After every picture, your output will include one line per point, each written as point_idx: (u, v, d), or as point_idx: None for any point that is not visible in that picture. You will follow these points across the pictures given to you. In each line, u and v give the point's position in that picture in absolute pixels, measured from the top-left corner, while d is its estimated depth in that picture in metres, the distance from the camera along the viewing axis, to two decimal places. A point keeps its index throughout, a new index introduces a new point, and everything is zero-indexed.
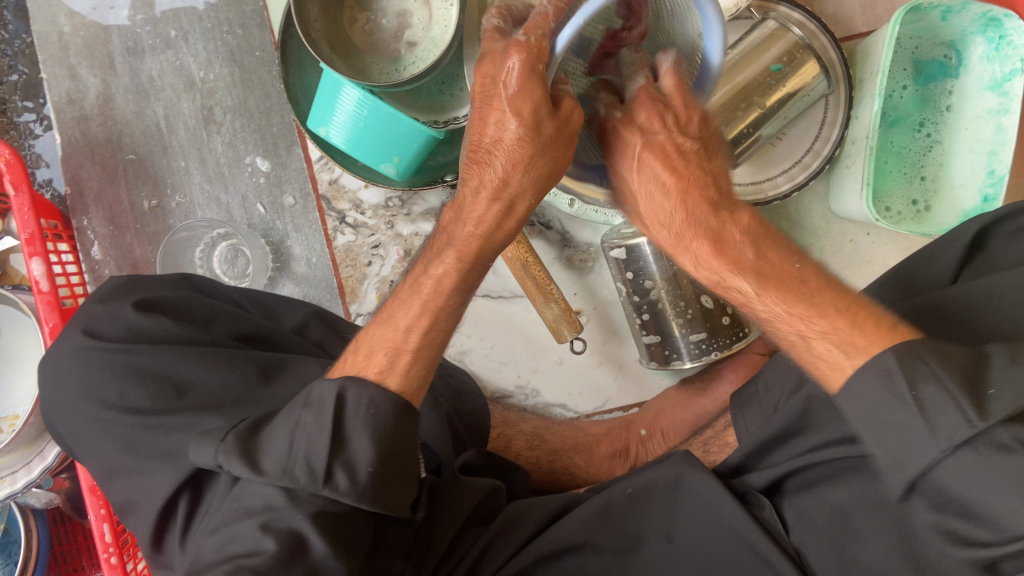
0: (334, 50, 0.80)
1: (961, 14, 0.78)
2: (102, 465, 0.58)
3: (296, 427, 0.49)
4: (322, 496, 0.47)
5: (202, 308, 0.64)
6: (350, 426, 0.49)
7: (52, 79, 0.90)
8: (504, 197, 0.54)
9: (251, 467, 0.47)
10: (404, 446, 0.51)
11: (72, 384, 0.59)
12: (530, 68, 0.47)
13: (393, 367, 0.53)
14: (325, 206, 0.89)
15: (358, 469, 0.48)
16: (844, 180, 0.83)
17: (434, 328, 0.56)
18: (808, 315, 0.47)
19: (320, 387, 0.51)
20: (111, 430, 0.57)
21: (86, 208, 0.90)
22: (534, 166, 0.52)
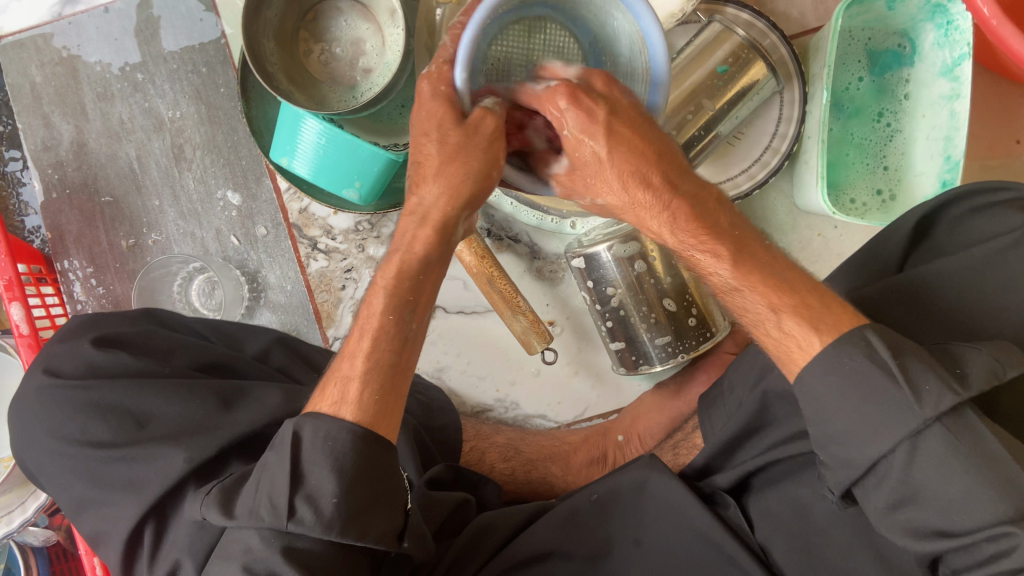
0: (292, 82, 0.83)
1: (906, 2, 0.78)
2: (70, 498, 0.60)
3: (262, 471, 0.51)
4: (289, 532, 0.49)
5: (162, 341, 0.66)
6: (308, 462, 0.50)
7: (28, 128, 0.93)
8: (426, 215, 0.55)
9: (226, 514, 0.51)
10: (378, 476, 0.52)
11: (37, 423, 0.62)
12: (435, 90, 0.52)
13: (346, 399, 0.54)
14: (297, 234, 0.91)
15: (321, 502, 0.49)
16: (804, 175, 0.83)
17: (373, 351, 0.55)
18: (776, 291, 0.52)
19: (283, 427, 0.53)
20: (77, 463, 0.59)
21: (67, 251, 0.93)
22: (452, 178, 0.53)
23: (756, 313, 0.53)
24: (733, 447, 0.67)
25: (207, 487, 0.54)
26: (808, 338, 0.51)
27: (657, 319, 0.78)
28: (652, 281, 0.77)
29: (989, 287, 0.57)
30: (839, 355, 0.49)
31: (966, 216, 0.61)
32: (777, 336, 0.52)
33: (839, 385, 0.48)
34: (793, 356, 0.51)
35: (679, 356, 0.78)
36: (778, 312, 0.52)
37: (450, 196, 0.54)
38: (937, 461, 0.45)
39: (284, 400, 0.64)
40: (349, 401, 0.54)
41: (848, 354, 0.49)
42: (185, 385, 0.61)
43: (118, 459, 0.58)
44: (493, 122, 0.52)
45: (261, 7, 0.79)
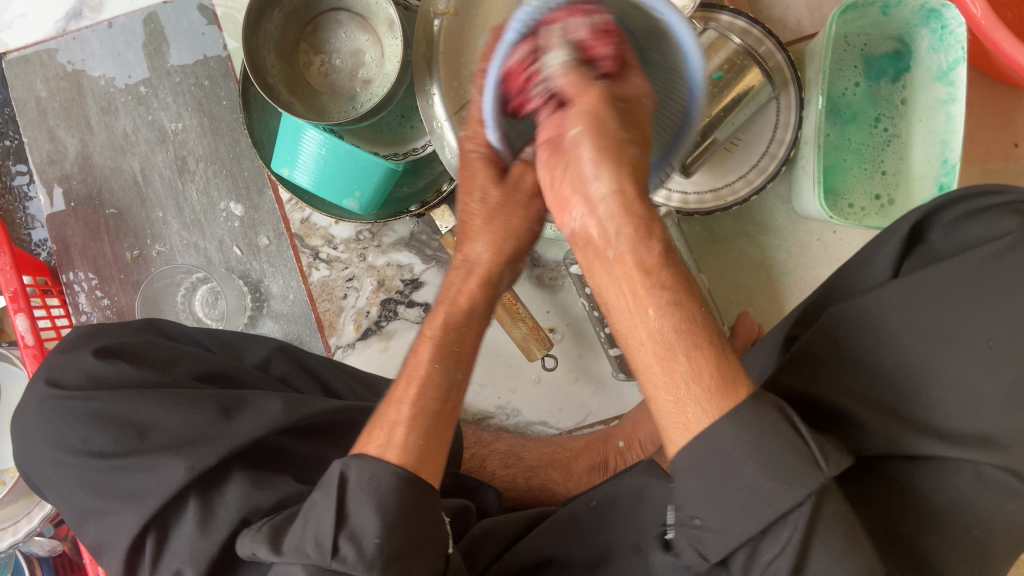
0: (293, 93, 0.84)
1: (900, 7, 0.79)
2: (73, 507, 0.61)
3: (311, 510, 0.51)
4: (332, 570, 0.49)
5: (164, 351, 0.66)
6: (352, 502, 0.50)
7: (34, 142, 0.94)
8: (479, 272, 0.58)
9: (274, 550, 0.51)
10: (422, 518, 0.51)
11: (40, 433, 0.62)
12: (472, 153, 0.55)
13: (392, 442, 0.53)
14: (299, 244, 0.92)
15: (362, 540, 0.49)
16: (802, 180, 0.84)
17: (422, 395, 0.55)
18: (680, 350, 0.43)
19: (332, 468, 0.53)
20: (80, 474, 0.60)
21: (72, 263, 0.94)
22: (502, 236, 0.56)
23: (654, 355, 0.44)
24: None
25: (257, 523, 0.55)
26: (690, 403, 0.42)
27: None
28: None
29: (928, 317, 0.55)
30: (757, 410, 0.42)
31: (961, 220, 0.60)
32: (662, 398, 0.44)
33: (728, 457, 0.42)
34: (674, 432, 0.44)
35: None
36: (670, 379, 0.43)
37: (495, 250, 0.57)
38: (835, 549, 0.42)
39: (285, 407, 0.65)
40: (397, 443, 0.53)
41: (764, 414, 0.42)
42: (186, 395, 0.62)
43: (121, 469, 0.59)
44: (532, 179, 0.56)
45: (261, 19, 0.80)
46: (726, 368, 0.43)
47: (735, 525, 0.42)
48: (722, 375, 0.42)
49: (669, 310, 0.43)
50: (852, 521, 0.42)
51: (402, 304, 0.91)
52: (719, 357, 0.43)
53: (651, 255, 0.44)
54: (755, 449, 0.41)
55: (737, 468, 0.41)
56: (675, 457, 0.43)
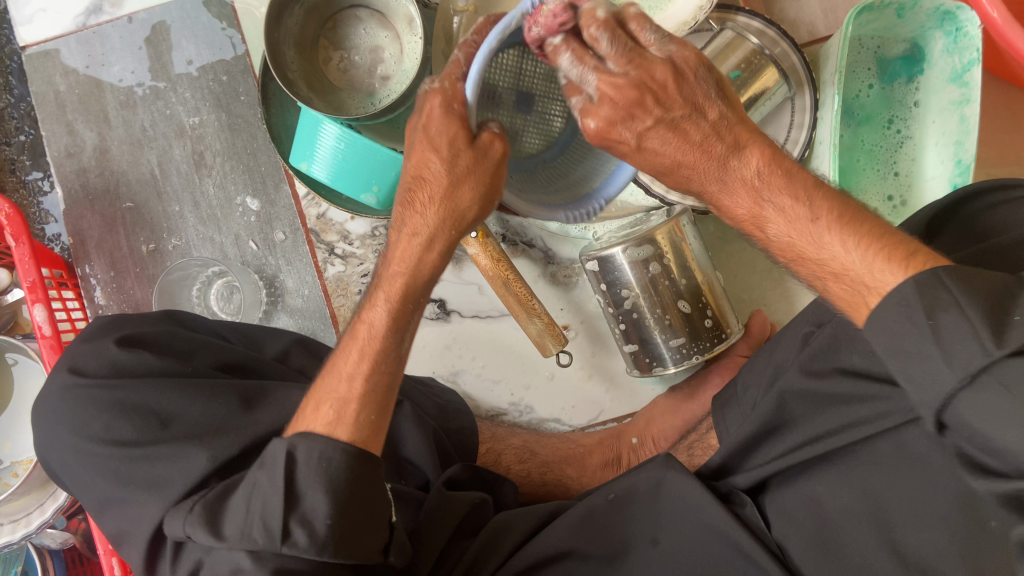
0: (312, 89, 0.84)
1: (915, 10, 0.79)
2: (94, 496, 0.61)
3: (253, 490, 0.51)
4: (282, 554, 0.50)
5: (185, 342, 0.66)
6: (302, 482, 0.51)
7: (51, 135, 0.95)
8: (425, 232, 0.56)
9: (213, 533, 0.51)
10: (365, 494, 0.53)
11: (61, 420, 0.62)
12: (447, 108, 0.51)
13: (342, 418, 0.55)
14: (314, 239, 0.92)
15: (314, 522, 0.50)
16: (816, 181, 0.85)
17: (375, 371, 0.57)
18: (850, 243, 0.47)
19: (273, 446, 0.53)
20: (101, 462, 0.60)
21: (88, 256, 0.94)
22: (455, 201, 0.54)
23: (810, 266, 0.50)
24: (750, 447, 0.66)
25: (190, 504, 0.53)
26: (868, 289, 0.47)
27: (671, 321, 0.78)
28: (666, 283, 0.78)
29: None
30: (898, 305, 0.44)
31: (982, 214, 0.60)
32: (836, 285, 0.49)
33: (895, 326, 0.44)
34: (864, 299, 0.47)
35: (693, 358, 0.79)
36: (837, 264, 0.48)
37: (450, 218, 0.55)
38: (989, 414, 0.40)
39: (305, 399, 0.65)
40: (352, 418, 0.56)
41: (921, 291, 0.43)
42: (207, 386, 0.62)
43: (142, 458, 0.59)
44: (501, 147, 0.52)
45: (282, 15, 0.81)
46: (887, 245, 0.47)
47: (1010, 434, 0.39)
48: (873, 264, 0.46)
49: (806, 219, 0.49)
50: (1018, 397, 0.38)
51: None
52: (879, 240, 0.47)
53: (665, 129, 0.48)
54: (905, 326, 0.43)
55: (902, 332, 0.43)
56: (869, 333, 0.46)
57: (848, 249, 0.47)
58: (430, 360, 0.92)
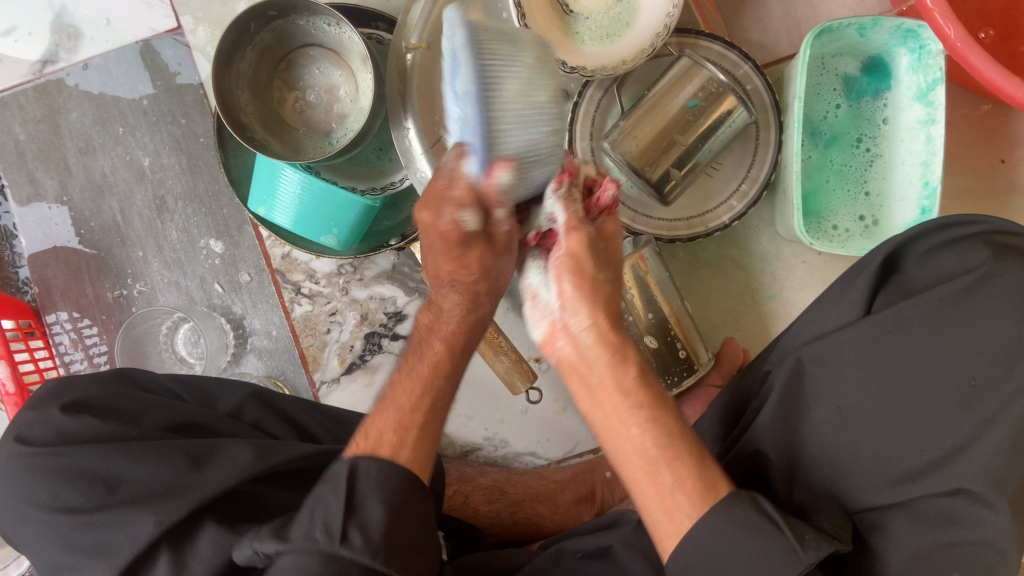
0: (268, 131, 0.84)
1: (876, 29, 0.77)
2: (45, 563, 0.60)
3: (316, 507, 0.50)
4: (337, 557, 0.48)
5: (133, 403, 0.65)
6: (363, 496, 0.51)
7: (13, 184, 0.94)
8: (467, 304, 0.63)
9: (278, 539, 0.48)
10: (415, 528, 0.52)
11: (9, 490, 0.61)
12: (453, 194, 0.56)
13: (403, 442, 0.56)
14: (280, 279, 0.91)
15: (370, 529, 0.49)
16: (783, 205, 0.83)
17: (431, 408, 0.59)
18: (631, 411, 0.50)
19: (336, 464, 0.54)
20: (49, 531, 0.58)
21: (55, 306, 0.94)
22: (464, 280, 0.61)
23: (633, 452, 0.49)
24: None
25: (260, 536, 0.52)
26: (678, 511, 0.47)
27: (638, 355, 0.77)
28: (632, 318, 0.77)
29: (907, 355, 0.55)
30: (732, 506, 0.47)
31: (933, 250, 0.59)
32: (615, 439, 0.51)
33: (721, 534, 0.46)
34: (658, 515, 0.48)
35: (661, 394, 0.78)
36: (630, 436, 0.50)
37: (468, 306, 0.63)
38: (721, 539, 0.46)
39: (256, 455, 0.64)
40: (406, 444, 0.56)
41: (737, 511, 0.47)
42: (154, 447, 0.61)
43: (90, 524, 0.57)
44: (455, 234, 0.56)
45: (233, 59, 0.80)
46: (706, 476, 0.48)
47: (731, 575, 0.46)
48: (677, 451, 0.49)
49: (649, 425, 0.50)
50: None
51: (385, 337, 0.91)
52: (699, 468, 0.48)
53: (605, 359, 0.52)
54: (731, 543, 0.46)
55: (720, 554, 0.46)
56: (669, 559, 0.48)
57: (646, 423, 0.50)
58: None
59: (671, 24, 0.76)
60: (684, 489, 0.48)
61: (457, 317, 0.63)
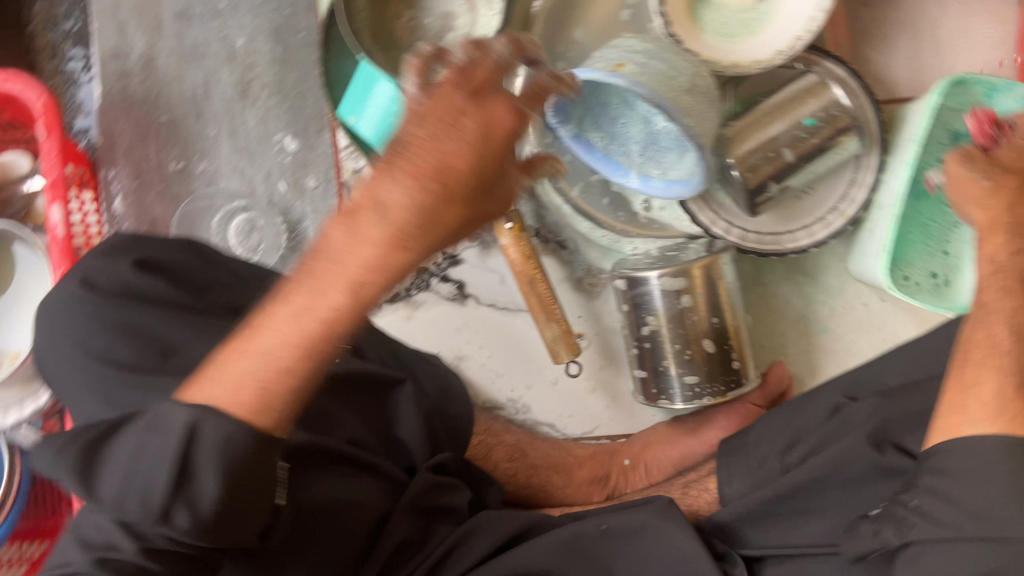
0: (375, 40, 0.80)
1: (1007, 95, 0.78)
2: (80, 414, 0.58)
3: (140, 446, 0.44)
4: (159, 528, 0.44)
5: (200, 276, 0.64)
6: (200, 463, 0.43)
7: (101, 31, 0.91)
8: (402, 216, 0.43)
9: (88, 490, 0.44)
10: (259, 495, 0.45)
11: (64, 332, 0.59)
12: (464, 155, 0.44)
13: (282, 366, 0.44)
14: (346, 192, 0.89)
15: (200, 504, 0.44)
16: (867, 245, 0.82)
17: (324, 339, 0.45)
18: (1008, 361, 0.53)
19: (171, 411, 0.43)
20: (95, 382, 0.57)
21: (115, 162, 0.91)
22: (431, 177, 0.43)
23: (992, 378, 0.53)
24: (760, 512, 0.64)
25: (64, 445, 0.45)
26: (970, 419, 0.51)
27: (692, 356, 0.76)
28: (695, 318, 0.76)
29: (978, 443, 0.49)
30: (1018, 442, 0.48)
31: None
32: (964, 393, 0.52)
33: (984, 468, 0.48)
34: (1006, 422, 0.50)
35: (703, 400, 0.77)
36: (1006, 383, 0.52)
37: (415, 189, 0.43)
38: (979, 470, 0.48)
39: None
40: (264, 378, 0.44)
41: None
42: (216, 326, 0.60)
43: (137, 385, 0.56)
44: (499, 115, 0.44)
45: None
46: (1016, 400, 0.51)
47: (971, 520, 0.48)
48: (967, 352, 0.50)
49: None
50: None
51: (435, 278, 0.91)
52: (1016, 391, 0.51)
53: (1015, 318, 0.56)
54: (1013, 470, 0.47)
55: (990, 476, 0.48)
56: (943, 456, 0.50)
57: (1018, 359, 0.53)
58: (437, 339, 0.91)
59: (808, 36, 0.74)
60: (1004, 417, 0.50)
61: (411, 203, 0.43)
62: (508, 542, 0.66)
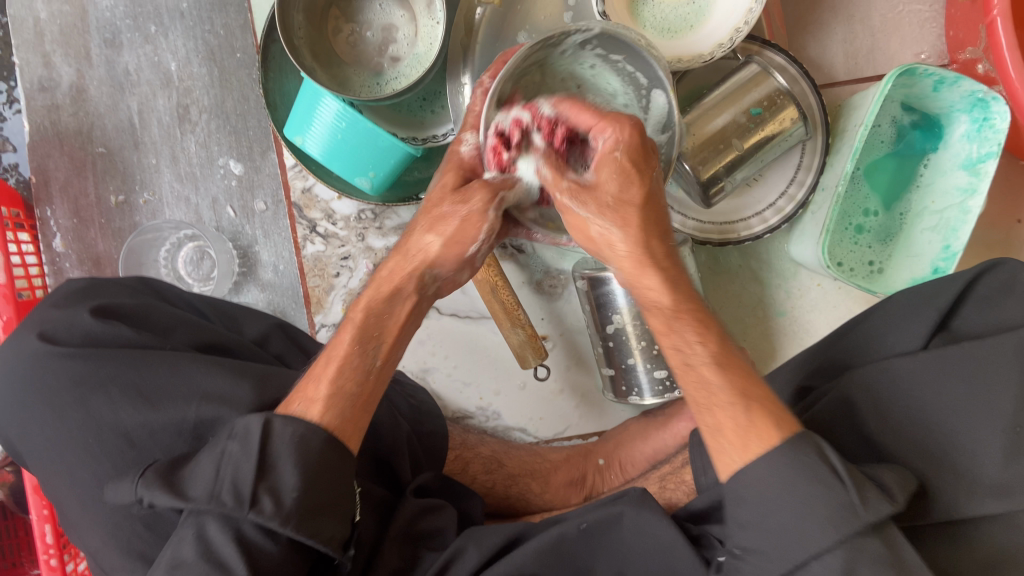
0: (316, 60, 0.79)
1: (952, 89, 0.78)
2: (60, 480, 0.57)
3: None
4: None
5: (162, 317, 0.62)
6: None
7: (25, 65, 0.88)
8: (373, 331, 0.56)
9: None
10: None
11: (31, 394, 0.58)
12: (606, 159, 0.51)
13: (335, 404, 0.53)
14: (296, 214, 0.88)
15: None
16: (809, 227, 0.84)
17: (367, 399, 0.55)
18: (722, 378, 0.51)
19: None
20: (73, 442, 0.56)
21: (50, 201, 0.88)
22: (424, 249, 0.55)
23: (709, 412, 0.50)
24: None
25: None
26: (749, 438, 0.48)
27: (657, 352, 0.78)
28: None
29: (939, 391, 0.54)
30: (790, 456, 0.47)
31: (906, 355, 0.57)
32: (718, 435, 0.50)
33: (776, 482, 0.46)
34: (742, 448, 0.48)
35: (673, 392, 0.78)
36: (728, 415, 0.49)
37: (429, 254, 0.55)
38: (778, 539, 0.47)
39: (253, 394, 0.56)
40: (313, 401, 0.53)
41: (802, 456, 0.47)
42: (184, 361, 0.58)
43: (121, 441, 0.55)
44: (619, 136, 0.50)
45: None
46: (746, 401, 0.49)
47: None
48: (743, 424, 0.49)
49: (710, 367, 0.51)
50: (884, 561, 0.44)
51: None
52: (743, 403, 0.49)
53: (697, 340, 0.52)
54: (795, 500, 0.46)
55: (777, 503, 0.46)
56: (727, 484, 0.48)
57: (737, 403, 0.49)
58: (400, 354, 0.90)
59: (738, 39, 0.76)
60: (753, 438, 0.48)
61: (398, 309, 0.56)
62: (492, 559, 0.63)
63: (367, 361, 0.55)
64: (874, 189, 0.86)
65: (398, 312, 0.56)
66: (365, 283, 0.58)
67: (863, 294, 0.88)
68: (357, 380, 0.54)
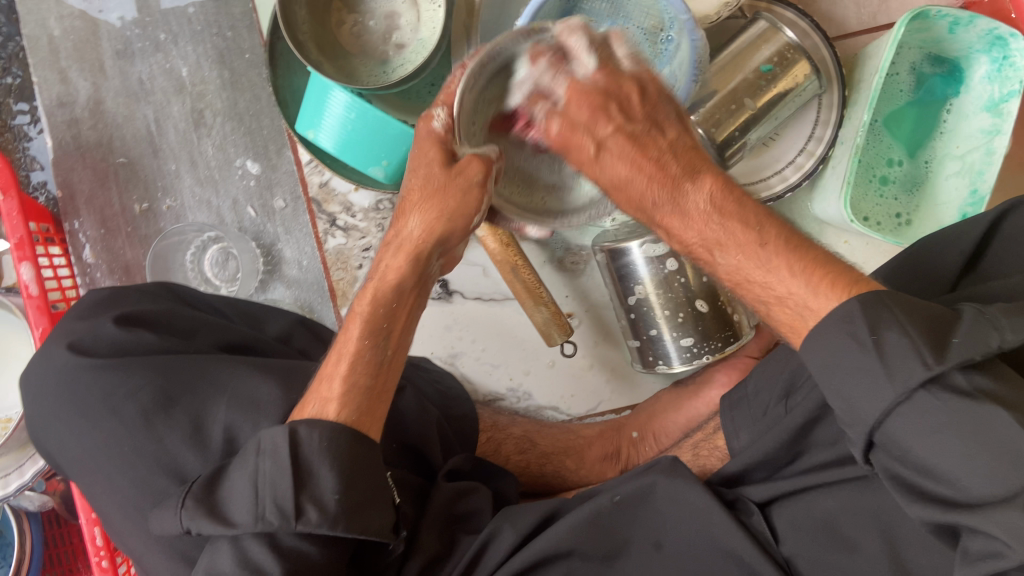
0: (322, 53, 0.80)
1: (969, 28, 0.76)
2: (96, 483, 0.58)
3: None
4: None
5: (185, 320, 0.63)
6: None
7: (43, 82, 0.90)
8: (383, 317, 0.57)
9: None
10: None
11: (64, 402, 0.59)
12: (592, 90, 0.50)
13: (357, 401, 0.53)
14: (316, 208, 0.88)
15: None
16: (829, 183, 0.83)
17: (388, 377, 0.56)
18: (763, 271, 0.46)
19: None
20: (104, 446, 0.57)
21: (77, 214, 0.90)
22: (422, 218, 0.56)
23: (760, 293, 0.47)
24: (773, 464, 0.63)
25: None
26: (799, 293, 0.45)
27: (683, 319, 0.77)
28: (681, 280, 0.76)
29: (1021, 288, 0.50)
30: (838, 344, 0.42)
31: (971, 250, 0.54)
32: (779, 305, 0.46)
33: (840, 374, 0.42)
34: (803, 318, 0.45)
35: (702, 358, 0.77)
36: (770, 304, 0.47)
37: (426, 229, 0.56)
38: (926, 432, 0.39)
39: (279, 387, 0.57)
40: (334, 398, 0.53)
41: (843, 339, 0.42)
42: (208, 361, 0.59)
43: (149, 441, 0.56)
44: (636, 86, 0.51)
45: None
46: (812, 274, 0.45)
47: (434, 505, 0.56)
48: (763, 263, 0.46)
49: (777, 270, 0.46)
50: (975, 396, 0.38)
51: None
52: (809, 282, 0.44)
53: (712, 224, 0.49)
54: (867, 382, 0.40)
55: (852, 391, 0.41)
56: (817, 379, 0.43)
57: (767, 270, 0.46)
58: (427, 341, 0.90)
59: None
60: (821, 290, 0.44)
61: (402, 292, 0.58)
62: (528, 537, 0.63)
63: (379, 354, 0.56)
64: (896, 138, 0.84)
65: (401, 293, 0.58)
66: (369, 275, 0.59)
67: (891, 246, 0.86)
68: (373, 368, 0.55)
